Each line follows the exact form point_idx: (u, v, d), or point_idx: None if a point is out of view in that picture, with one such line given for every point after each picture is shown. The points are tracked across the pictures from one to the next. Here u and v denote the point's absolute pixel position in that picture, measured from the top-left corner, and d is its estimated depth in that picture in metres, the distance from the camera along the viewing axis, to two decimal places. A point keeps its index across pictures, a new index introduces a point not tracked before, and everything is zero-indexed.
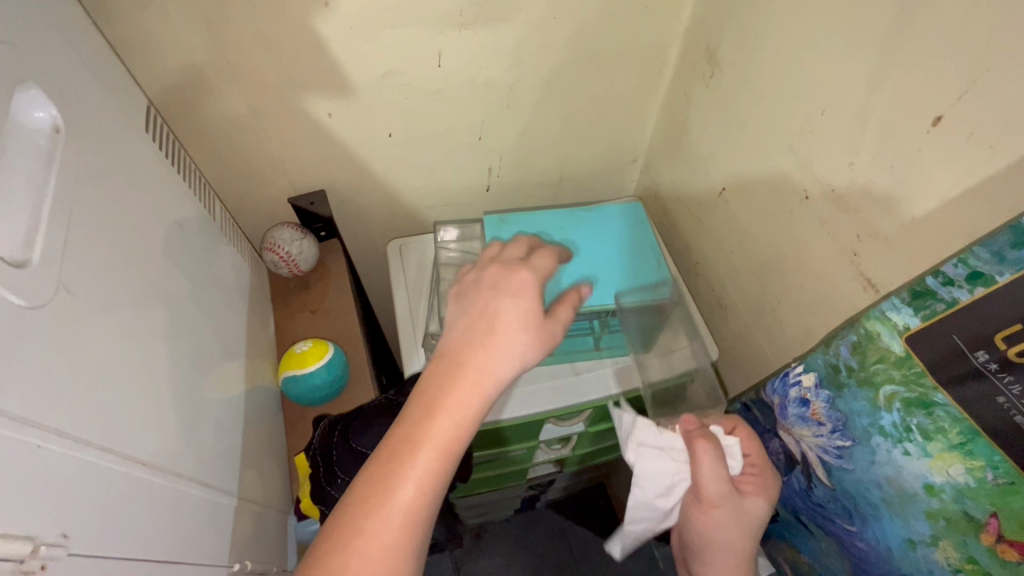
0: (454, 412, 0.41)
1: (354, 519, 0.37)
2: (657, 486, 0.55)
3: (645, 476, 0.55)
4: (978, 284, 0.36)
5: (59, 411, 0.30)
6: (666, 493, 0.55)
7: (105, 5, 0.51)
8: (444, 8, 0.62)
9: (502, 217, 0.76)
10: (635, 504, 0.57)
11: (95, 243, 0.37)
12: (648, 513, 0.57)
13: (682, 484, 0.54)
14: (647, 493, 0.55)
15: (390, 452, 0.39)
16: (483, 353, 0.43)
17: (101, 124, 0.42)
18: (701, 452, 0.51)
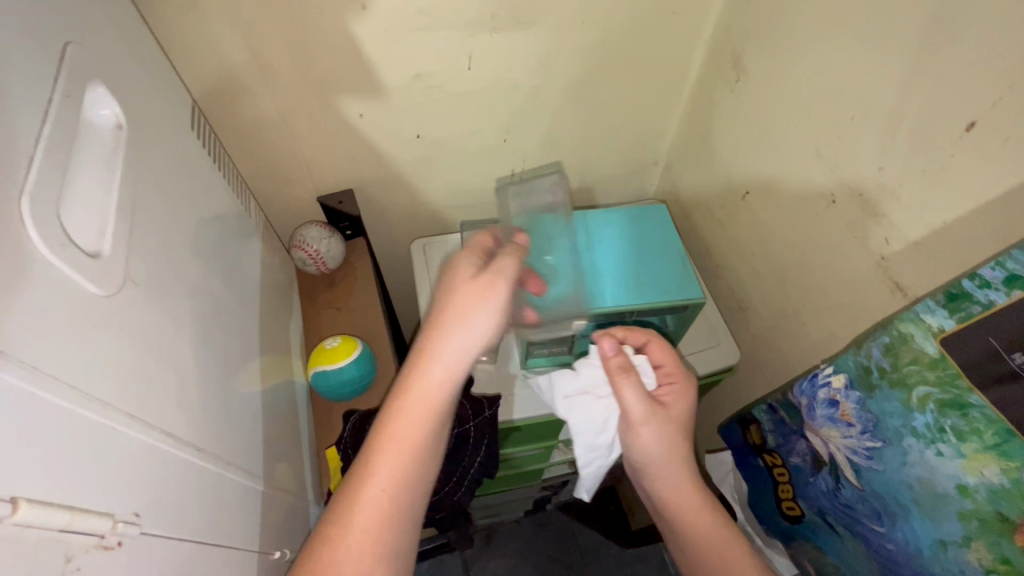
0: (407, 416, 0.47)
1: (337, 518, 0.44)
2: (596, 423, 0.62)
3: (580, 415, 0.62)
4: (1015, 286, 0.36)
5: (129, 396, 0.31)
6: (604, 429, 0.63)
7: (151, 7, 0.52)
8: (477, 12, 0.63)
9: (527, 217, 0.77)
10: (582, 442, 0.63)
11: (151, 237, 0.39)
12: (596, 450, 0.64)
13: (614, 417, 0.62)
14: (588, 433, 0.63)
15: (359, 459, 0.46)
16: (422, 360, 0.49)
17: (155, 122, 0.44)
18: (623, 381, 0.58)
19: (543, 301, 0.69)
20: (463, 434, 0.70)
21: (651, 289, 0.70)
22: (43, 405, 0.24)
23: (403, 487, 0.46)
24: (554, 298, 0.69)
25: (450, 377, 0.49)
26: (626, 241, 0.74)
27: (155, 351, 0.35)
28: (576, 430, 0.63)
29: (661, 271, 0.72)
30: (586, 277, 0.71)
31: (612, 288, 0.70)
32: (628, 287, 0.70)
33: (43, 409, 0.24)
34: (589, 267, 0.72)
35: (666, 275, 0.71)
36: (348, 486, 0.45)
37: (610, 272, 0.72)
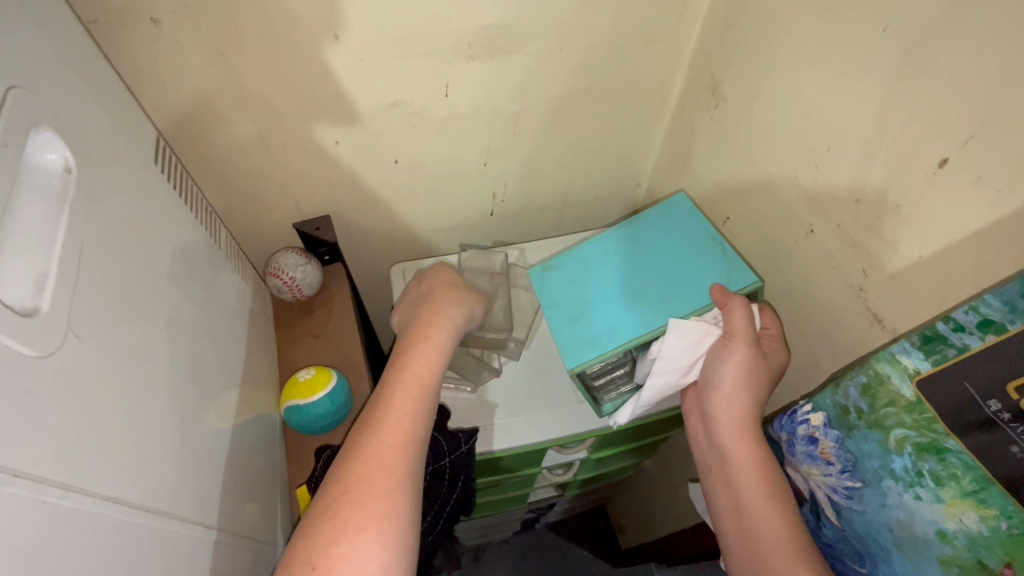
0: (422, 354, 0.57)
1: (363, 432, 0.49)
2: (687, 341, 0.59)
3: (680, 331, 0.59)
4: (989, 331, 0.36)
5: (59, 462, 0.30)
6: (694, 348, 0.59)
7: (114, 38, 0.51)
8: (453, 40, 0.63)
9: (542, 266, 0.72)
10: (665, 359, 0.59)
11: (104, 283, 0.37)
12: (671, 370, 0.60)
13: (711, 337, 0.58)
14: (679, 349, 0.59)
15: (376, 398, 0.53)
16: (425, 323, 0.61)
17: (110, 160, 0.42)
18: (737, 303, 0.57)
19: (582, 346, 0.63)
20: (440, 469, 0.69)
21: (692, 294, 0.64)
22: None
23: (419, 412, 0.52)
24: (593, 340, 0.64)
25: (451, 332, 0.61)
26: (654, 252, 0.69)
27: (98, 408, 0.34)
28: (665, 344, 0.59)
29: (698, 270, 0.66)
30: (619, 306, 0.65)
31: (652, 308, 0.64)
32: (667, 300, 0.64)
33: None
34: (617, 295, 0.67)
35: (703, 272, 0.66)
36: (371, 416, 0.51)
37: (646, 291, 0.66)
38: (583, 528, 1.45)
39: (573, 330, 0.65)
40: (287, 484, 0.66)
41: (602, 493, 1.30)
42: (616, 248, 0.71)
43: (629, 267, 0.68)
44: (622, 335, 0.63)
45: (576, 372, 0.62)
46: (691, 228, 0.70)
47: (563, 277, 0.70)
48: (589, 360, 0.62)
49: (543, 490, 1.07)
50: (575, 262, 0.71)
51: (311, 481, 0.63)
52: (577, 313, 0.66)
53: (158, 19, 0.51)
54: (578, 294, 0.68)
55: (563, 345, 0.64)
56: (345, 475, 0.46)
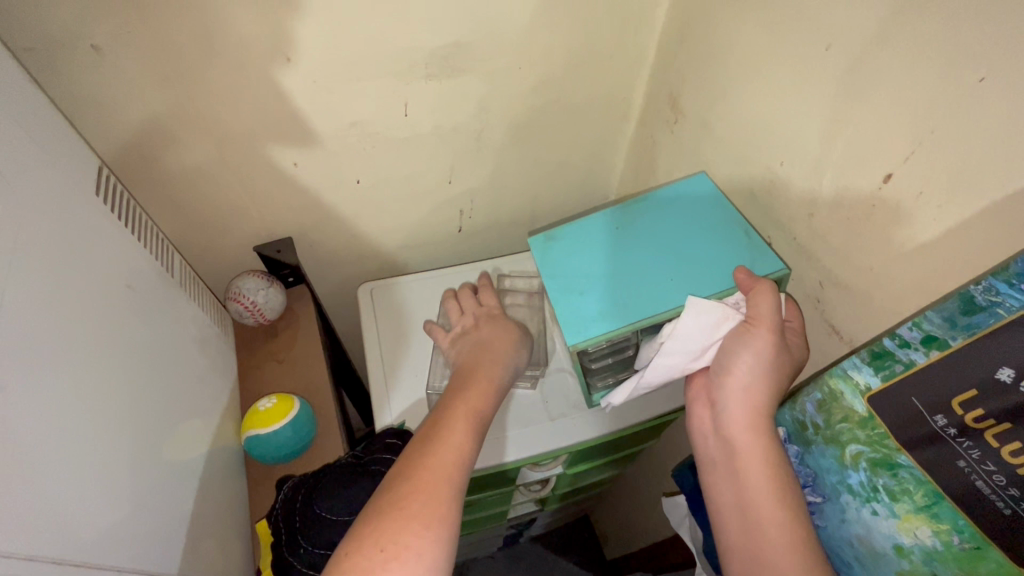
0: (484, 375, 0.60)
1: (433, 432, 0.51)
2: (705, 325, 0.52)
3: (700, 309, 0.52)
4: (933, 347, 0.37)
5: None
6: (711, 331, 0.53)
7: (51, 65, 0.49)
8: (409, 61, 0.62)
9: (546, 235, 0.66)
10: (678, 338, 0.53)
11: (34, 325, 0.36)
12: (681, 354, 0.54)
13: (732, 321, 0.52)
14: (694, 328, 0.52)
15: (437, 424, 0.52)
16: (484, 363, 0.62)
17: (42, 194, 0.41)
18: (763, 288, 0.50)
19: (584, 324, 0.57)
20: None
21: (709, 277, 0.57)
22: None
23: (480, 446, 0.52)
24: (600, 316, 0.57)
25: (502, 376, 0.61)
26: (671, 228, 0.63)
27: (22, 457, 0.32)
28: (678, 325, 0.53)
29: (719, 251, 0.59)
30: (632, 283, 0.59)
31: (669, 286, 0.58)
32: (685, 280, 0.58)
33: None
34: (625, 271, 0.60)
35: (726, 253, 0.59)
36: (440, 418, 0.53)
37: (663, 269, 0.59)
38: (568, 540, 1.44)
39: (578, 305, 0.58)
40: (250, 517, 0.64)
41: (584, 505, 1.30)
42: (631, 222, 0.64)
43: (644, 242, 0.62)
44: (633, 311, 0.57)
45: (577, 350, 0.56)
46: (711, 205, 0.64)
47: (567, 249, 0.64)
48: (593, 338, 0.56)
49: (523, 506, 1.06)
50: (583, 233, 0.65)
51: (271, 516, 0.60)
52: (585, 286, 0.60)
53: (98, 45, 0.50)
54: (585, 266, 0.61)
55: (565, 320, 0.57)
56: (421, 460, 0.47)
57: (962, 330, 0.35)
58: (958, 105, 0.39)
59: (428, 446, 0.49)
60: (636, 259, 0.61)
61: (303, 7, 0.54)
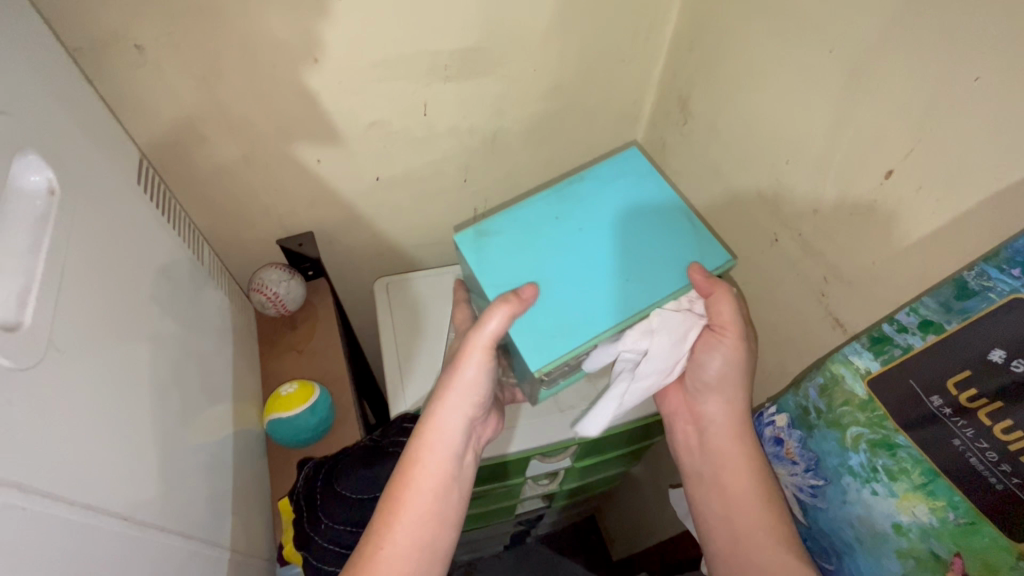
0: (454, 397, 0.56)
1: (402, 480, 0.54)
2: (676, 332, 0.53)
3: (669, 323, 0.53)
4: (929, 331, 0.39)
5: (40, 469, 0.31)
6: (679, 340, 0.54)
7: (97, 64, 0.52)
8: (429, 63, 0.65)
9: (477, 229, 0.57)
10: (656, 356, 0.54)
11: (86, 299, 0.38)
12: (660, 369, 0.55)
13: (699, 324, 0.54)
14: (666, 342, 0.53)
15: (399, 496, 0.53)
16: (445, 403, 0.56)
17: (92, 181, 0.44)
18: (723, 294, 0.53)
19: (546, 343, 0.50)
20: None
21: (661, 273, 0.54)
22: None
23: (450, 497, 0.55)
24: (559, 330, 0.51)
25: (467, 393, 0.56)
26: (612, 214, 0.57)
27: (77, 417, 0.35)
28: (655, 341, 0.53)
29: (666, 241, 0.56)
30: (584, 284, 0.53)
31: (625, 286, 0.53)
32: (640, 275, 0.54)
33: None
34: (576, 270, 0.54)
35: (669, 244, 0.56)
36: (409, 462, 0.55)
37: (614, 265, 0.54)
38: (572, 542, 1.44)
39: (533, 318, 0.51)
40: (270, 497, 0.67)
41: (590, 505, 1.31)
42: (570, 209, 0.58)
43: (590, 234, 0.56)
44: (595, 321, 0.51)
45: (542, 375, 0.50)
46: (649, 186, 0.59)
47: (506, 249, 0.56)
48: (556, 359, 0.50)
49: (530, 501, 1.07)
50: (519, 227, 0.57)
51: (293, 494, 0.63)
52: (535, 294, 0.53)
53: (141, 46, 0.53)
54: (530, 266, 0.54)
55: (523, 341, 0.50)
56: (392, 510, 0.53)
57: (957, 314, 0.37)
58: (957, 104, 0.41)
59: (392, 527, 0.52)
60: (584, 255, 0.55)
61: (330, 11, 0.57)
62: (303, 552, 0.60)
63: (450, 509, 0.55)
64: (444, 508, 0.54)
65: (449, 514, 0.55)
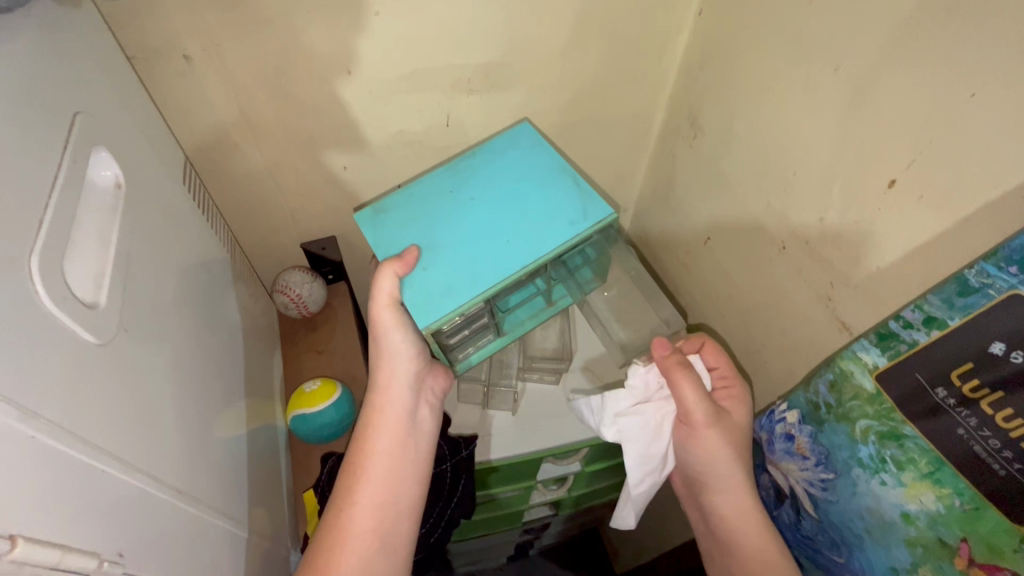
0: (388, 363, 0.64)
1: (359, 437, 0.61)
2: (648, 429, 0.63)
3: (632, 429, 0.63)
4: (933, 327, 0.41)
5: (116, 437, 0.33)
6: (656, 436, 0.63)
7: (148, 71, 0.56)
8: (454, 76, 0.69)
9: (376, 209, 0.70)
10: (636, 458, 0.63)
11: (143, 286, 0.41)
12: (649, 463, 0.63)
13: (669, 417, 0.63)
14: (640, 444, 0.63)
15: (357, 455, 0.60)
16: (382, 367, 0.64)
17: (147, 178, 0.47)
18: (681, 377, 0.59)
19: (436, 303, 0.61)
20: (441, 474, 0.73)
21: (542, 232, 0.66)
22: (31, 444, 0.26)
23: (407, 451, 0.61)
24: (447, 290, 0.62)
25: (401, 351, 0.64)
26: (493, 191, 0.71)
27: (142, 393, 0.37)
28: (626, 443, 0.63)
29: (551, 203, 0.69)
30: (473, 250, 0.65)
31: (507, 248, 0.65)
32: (521, 239, 0.66)
33: (33, 452, 0.26)
34: (467, 238, 0.66)
35: (558, 206, 0.68)
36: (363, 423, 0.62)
37: (496, 233, 0.66)
38: (575, 555, 1.42)
39: (425, 281, 0.63)
40: (292, 490, 0.69)
41: (596, 514, 1.30)
42: (462, 185, 0.72)
43: (477, 211, 0.69)
44: (480, 283, 0.62)
45: (432, 331, 0.60)
46: (536, 158, 0.74)
47: (400, 222, 0.68)
48: (447, 314, 0.60)
49: (537, 508, 1.07)
50: (413, 209, 0.70)
51: (319, 486, 0.67)
52: (425, 261, 0.64)
53: (189, 56, 0.56)
54: (424, 235, 0.67)
55: (414, 300, 0.61)
56: (352, 464, 0.59)
57: (959, 310, 0.39)
58: (953, 117, 0.44)
59: (359, 483, 0.57)
60: (475, 224, 0.67)
61: (365, 26, 0.60)
62: None
63: (408, 457, 0.61)
64: (401, 454, 0.61)
65: (409, 465, 0.61)
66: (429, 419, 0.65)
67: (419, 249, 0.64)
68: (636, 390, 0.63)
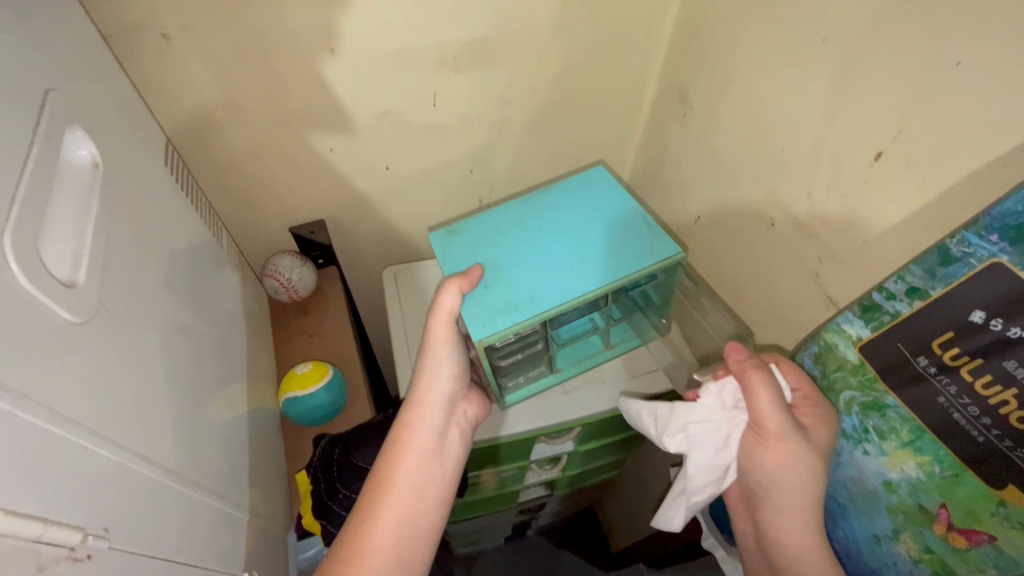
0: (433, 361, 0.64)
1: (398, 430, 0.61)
2: (716, 439, 0.53)
3: (699, 438, 0.53)
4: (915, 297, 0.42)
5: (99, 415, 0.33)
6: (723, 447, 0.53)
7: (126, 50, 0.55)
8: (439, 54, 0.68)
9: (448, 229, 0.71)
10: (698, 469, 0.53)
11: (126, 267, 0.41)
12: (711, 475, 0.53)
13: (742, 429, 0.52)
14: (705, 453, 0.53)
15: (395, 445, 0.60)
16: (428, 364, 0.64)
17: (127, 159, 0.46)
18: (757, 382, 0.49)
19: (493, 320, 0.61)
20: None
21: (609, 264, 0.66)
22: (11, 419, 0.26)
23: (439, 453, 0.61)
24: (505, 308, 0.62)
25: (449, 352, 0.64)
26: (563, 220, 0.71)
27: (128, 374, 0.37)
28: (690, 452, 0.53)
29: (621, 237, 0.68)
30: (537, 274, 0.65)
31: (568, 274, 0.65)
32: (585, 267, 0.66)
33: (12, 427, 0.26)
34: (534, 263, 0.67)
35: (630, 240, 0.68)
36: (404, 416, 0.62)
37: (561, 260, 0.67)
38: (573, 535, 1.44)
39: (484, 298, 0.63)
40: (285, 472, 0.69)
41: (592, 494, 1.32)
42: (533, 214, 0.72)
43: (546, 236, 0.69)
44: (540, 306, 0.62)
45: (484, 346, 0.61)
46: (610, 195, 0.73)
47: (468, 242, 0.69)
48: (500, 331, 0.61)
49: (533, 488, 1.09)
50: (483, 229, 0.71)
51: (311, 467, 0.68)
52: (488, 279, 0.65)
53: (167, 34, 0.56)
54: (490, 256, 0.68)
55: (473, 316, 0.62)
56: (390, 455, 0.59)
57: (941, 280, 0.40)
58: (937, 86, 0.44)
59: (390, 476, 0.57)
60: (544, 250, 0.68)
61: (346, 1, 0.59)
62: (323, 520, 0.66)
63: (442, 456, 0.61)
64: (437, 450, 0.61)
65: (442, 463, 0.61)
66: (458, 442, 0.64)
67: (482, 268, 0.65)
68: (707, 397, 0.53)
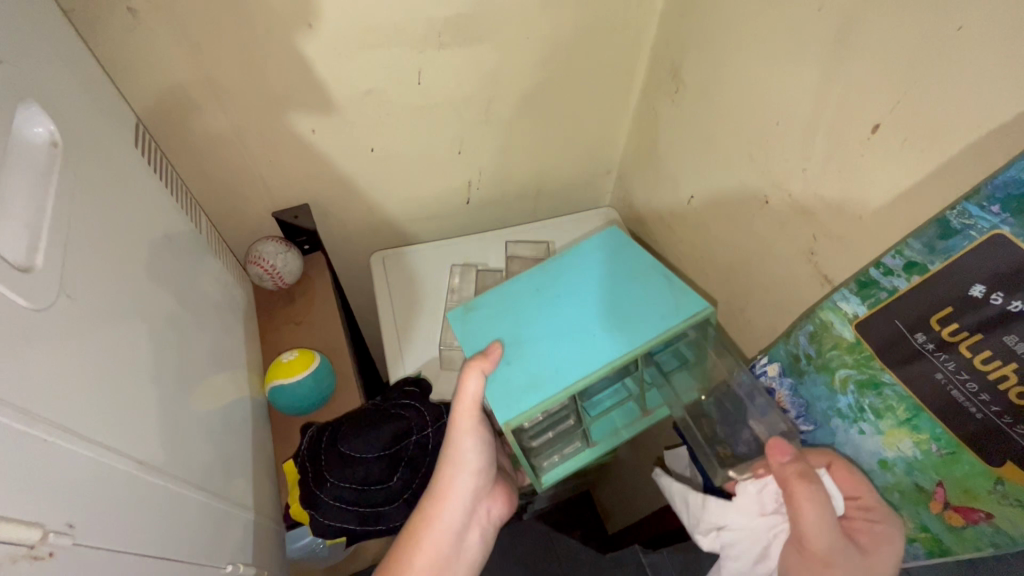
0: (459, 448, 0.61)
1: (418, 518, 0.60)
2: (753, 549, 0.53)
3: (735, 540, 0.54)
4: (914, 272, 0.41)
5: (61, 407, 0.31)
6: (762, 558, 0.53)
7: (90, 27, 0.52)
8: (422, 30, 0.65)
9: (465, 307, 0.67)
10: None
11: (93, 252, 0.39)
12: None
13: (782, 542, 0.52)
14: (741, 564, 0.54)
15: (412, 536, 0.59)
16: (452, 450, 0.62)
17: (91, 140, 0.44)
18: (801, 494, 0.47)
19: (519, 400, 0.56)
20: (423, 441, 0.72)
21: (636, 327, 0.59)
22: None
23: (455, 548, 0.60)
24: (529, 386, 0.57)
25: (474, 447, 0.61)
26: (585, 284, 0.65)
27: (95, 363, 0.35)
28: (725, 561, 0.54)
29: (647, 299, 0.62)
30: (563, 348, 0.60)
31: (595, 344, 0.59)
32: (612, 335, 0.59)
33: None
34: (558, 334, 0.61)
35: (657, 301, 0.61)
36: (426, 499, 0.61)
37: (586, 329, 0.61)
38: (570, 518, 1.45)
39: (507, 377, 0.58)
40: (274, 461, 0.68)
41: (587, 477, 1.32)
42: (552, 284, 0.66)
43: (568, 304, 0.64)
44: (564, 380, 0.57)
45: (511, 428, 0.55)
46: (629, 255, 0.67)
47: (488, 320, 0.64)
48: (526, 411, 0.56)
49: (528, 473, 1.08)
50: (502, 301, 0.66)
51: (298, 456, 0.66)
52: (511, 354, 0.60)
53: (133, 9, 0.53)
54: (510, 331, 0.63)
55: (494, 398, 0.57)
56: (406, 545, 0.58)
57: (940, 254, 0.38)
58: (938, 53, 0.42)
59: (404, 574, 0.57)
60: (567, 323, 0.62)
61: None
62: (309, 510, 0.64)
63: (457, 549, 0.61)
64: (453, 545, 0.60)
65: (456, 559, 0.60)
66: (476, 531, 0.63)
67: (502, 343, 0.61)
68: (745, 505, 0.53)
